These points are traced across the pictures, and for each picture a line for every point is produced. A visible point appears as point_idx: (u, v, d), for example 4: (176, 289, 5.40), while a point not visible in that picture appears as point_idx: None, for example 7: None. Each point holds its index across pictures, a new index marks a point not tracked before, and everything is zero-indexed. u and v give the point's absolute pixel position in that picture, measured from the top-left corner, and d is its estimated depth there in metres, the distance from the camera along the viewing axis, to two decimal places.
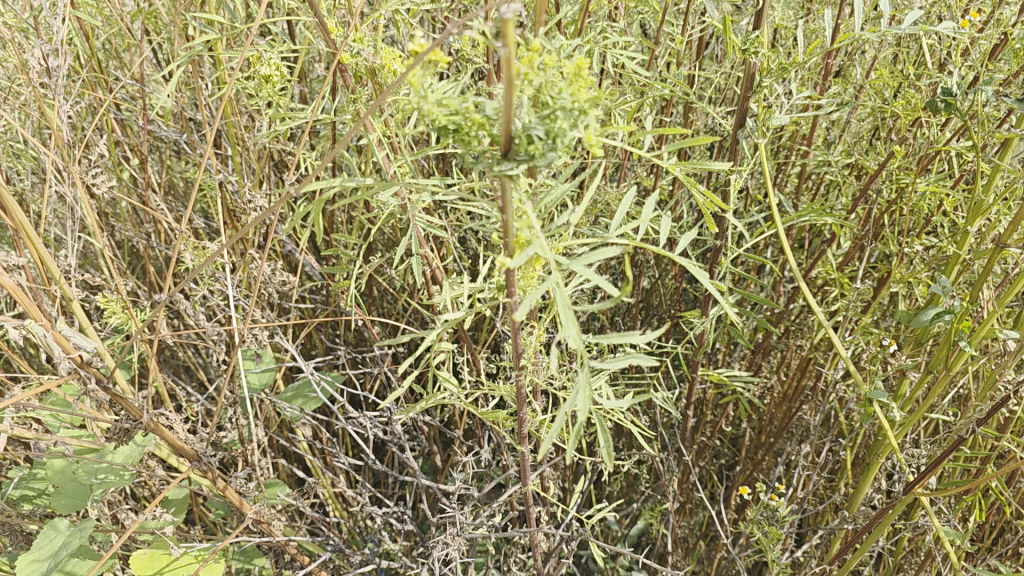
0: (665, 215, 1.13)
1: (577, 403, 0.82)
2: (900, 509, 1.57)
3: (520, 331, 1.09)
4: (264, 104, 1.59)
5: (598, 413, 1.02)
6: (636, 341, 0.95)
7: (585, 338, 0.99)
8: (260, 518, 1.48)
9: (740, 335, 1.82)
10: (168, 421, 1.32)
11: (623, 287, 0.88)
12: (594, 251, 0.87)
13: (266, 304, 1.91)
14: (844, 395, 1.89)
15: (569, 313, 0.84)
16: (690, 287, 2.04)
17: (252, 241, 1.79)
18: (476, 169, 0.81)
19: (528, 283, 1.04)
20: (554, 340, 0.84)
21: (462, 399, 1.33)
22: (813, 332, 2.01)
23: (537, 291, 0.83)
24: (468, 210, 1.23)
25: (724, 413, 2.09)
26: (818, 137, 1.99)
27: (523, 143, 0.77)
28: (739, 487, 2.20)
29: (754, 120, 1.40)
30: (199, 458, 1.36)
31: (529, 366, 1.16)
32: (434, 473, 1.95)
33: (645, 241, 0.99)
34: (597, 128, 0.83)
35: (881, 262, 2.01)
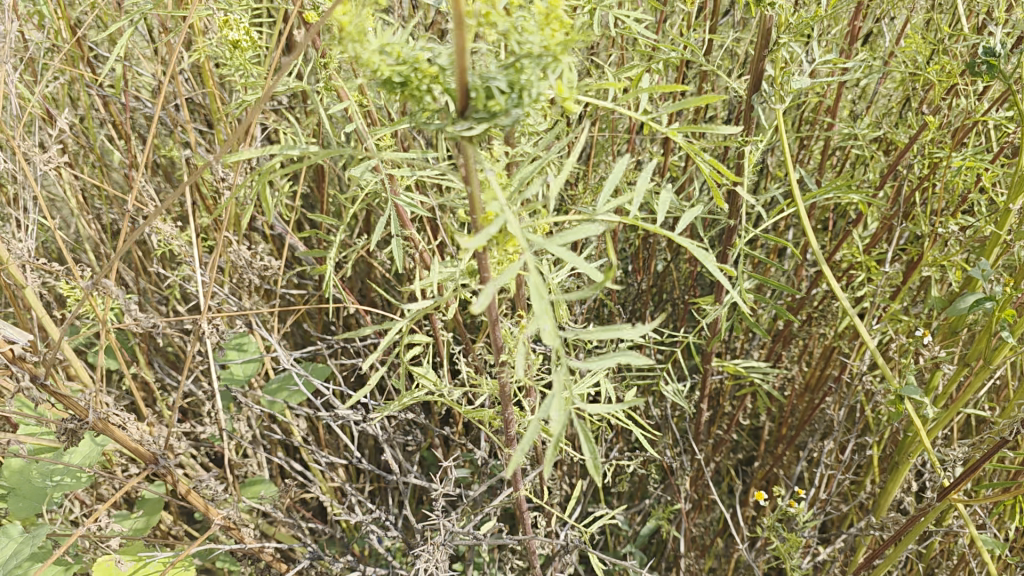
0: (667, 191, 0.99)
1: (550, 413, 0.69)
2: (933, 516, 1.43)
3: (501, 323, 0.96)
4: (237, 74, 1.47)
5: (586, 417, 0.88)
6: (628, 334, 0.80)
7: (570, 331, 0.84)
8: (230, 524, 1.37)
9: (758, 324, 1.68)
10: (121, 419, 1.22)
11: (609, 273, 0.75)
12: (573, 229, 0.74)
13: (250, 290, 1.79)
14: (871, 388, 1.75)
15: (541, 303, 0.71)
16: (705, 272, 1.90)
17: (232, 223, 1.67)
18: (430, 131, 0.69)
19: (507, 266, 0.91)
20: (524, 335, 0.70)
21: (442, 396, 1.21)
22: (837, 319, 1.87)
23: (502, 277, 0.70)
24: (449, 186, 1.10)
25: (741, 406, 1.96)
26: (844, 107, 1.85)
27: (482, 99, 0.64)
28: (758, 484, 2.07)
29: (771, 85, 1.25)
30: (156, 460, 1.26)
31: (515, 361, 1.03)
32: (430, 470, 1.83)
33: (639, 218, 0.85)
34: (575, 82, 0.70)
35: (911, 243, 1.86)
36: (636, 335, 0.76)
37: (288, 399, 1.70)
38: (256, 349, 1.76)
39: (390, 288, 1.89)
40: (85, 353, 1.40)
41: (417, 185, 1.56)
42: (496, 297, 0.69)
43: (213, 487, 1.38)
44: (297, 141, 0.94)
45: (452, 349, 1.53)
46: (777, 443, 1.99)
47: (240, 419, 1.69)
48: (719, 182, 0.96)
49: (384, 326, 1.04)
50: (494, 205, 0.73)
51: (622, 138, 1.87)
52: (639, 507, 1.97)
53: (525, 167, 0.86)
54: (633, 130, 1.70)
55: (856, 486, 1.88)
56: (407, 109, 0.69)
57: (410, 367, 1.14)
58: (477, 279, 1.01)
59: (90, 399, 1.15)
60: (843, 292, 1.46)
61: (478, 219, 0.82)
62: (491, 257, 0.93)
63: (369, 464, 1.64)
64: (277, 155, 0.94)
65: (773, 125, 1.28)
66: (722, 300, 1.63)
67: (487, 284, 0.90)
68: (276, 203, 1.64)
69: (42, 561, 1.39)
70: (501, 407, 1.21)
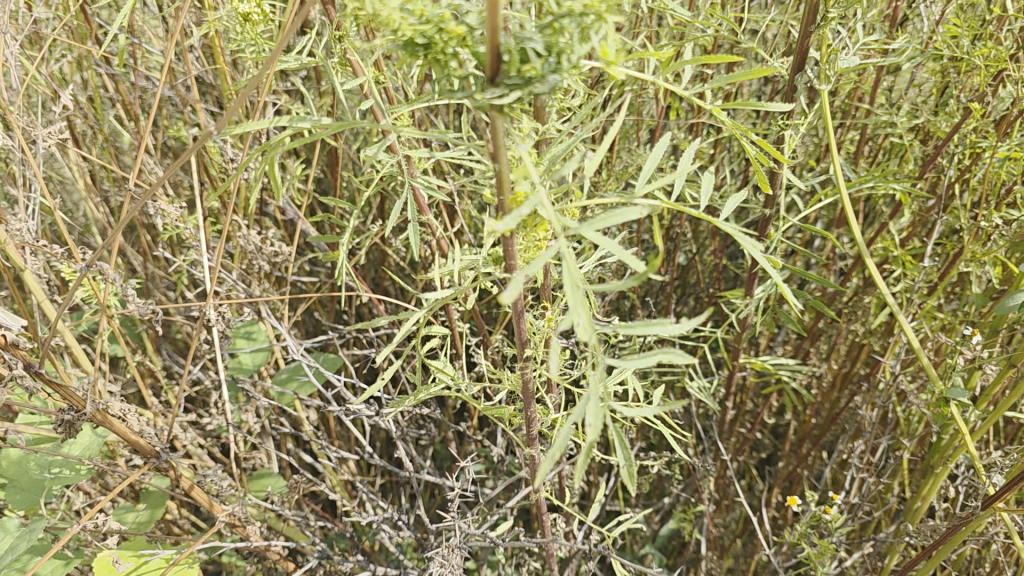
0: (707, 174, 0.93)
1: (585, 417, 0.62)
2: (975, 526, 1.36)
3: (526, 315, 0.90)
4: (249, 50, 1.40)
5: (618, 419, 0.81)
6: (668, 329, 0.73)
7: (604, 325, 0.77)
8: (235, 521, 1.31)
9: (788, 319, 1.61)
10: (121, 410, 1.16)
11: (651, 262, 0.68)
12: (612, 214, 0.67)
13: (261, 277, 1.73)
14: (905, 387, 1.67)
15: (576, 295, 0.64)
16: (732, 264, 1.83)
17: (242, 207, 1.61)
18: (458, 98, 0.64)
19: (533, 254, 0.85)
20: (558, 330, 0.63)
21: (459, 391, 1.14)
22: (870, 315, 1.79)
23: (533, 265, 0.63)
24: (471, 168, 1.04)
25: (767, 404, 1.89)
26: (882, 93, 1.77)
27: (515, 63, 0.60)
28: (782, 486, 2.00)
29: (814, 65, 1.18)
30: (158, 455, 1.19)
31: (538, 356, 0.96)
32: (444, 466, 1.77)
33: (680, 202, 0.79)
34: (618, 45, 0.64)
35: (948, 237, 1.78)
36: (680, 331, 0.69)
37: (298, 390, 1.64)
38: (266, 338, 1.70)
39: (404, 276, 1.82)
40: (86, 340, 1.35)
41: (435, 169, 1.49)
42: (526, 287, 0.61)
43: (218, 483, 1.33)
44: (310, 114, 0.87)
45: (469, 340, 1.46)
46: (803, 443, 1.91)
47: (248, 410, 1.63)
48: (765, 164, 0.89)
49: (399, 317, 0.97)
50: (524, 185, 0.66)
51: (647, 124, 1.79)
52: (659, 507, 1.90)
53: (557, 146, 0.79)
54: (660, 114, 1.62)
55: (886, 489, 1.80)
56: (431, 74, 0.65)
57: (426, 360, 1.08)
58: (501, 267, 0.94)
59: (87, 389, 1.09)
60: (883, 287, 1.39)
61: (507, 201, 0.75)
62: (517, 244, 0.87)
63: (381, 459, 1.58)
64: (287, 130, 0.87)
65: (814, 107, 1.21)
66: (752, 293, 1.55)
67: (513, 273, 0.83)
68: (287, 185, 1.58)
69: (40, 555, 1.33)
70: (522, 404, 1.14)
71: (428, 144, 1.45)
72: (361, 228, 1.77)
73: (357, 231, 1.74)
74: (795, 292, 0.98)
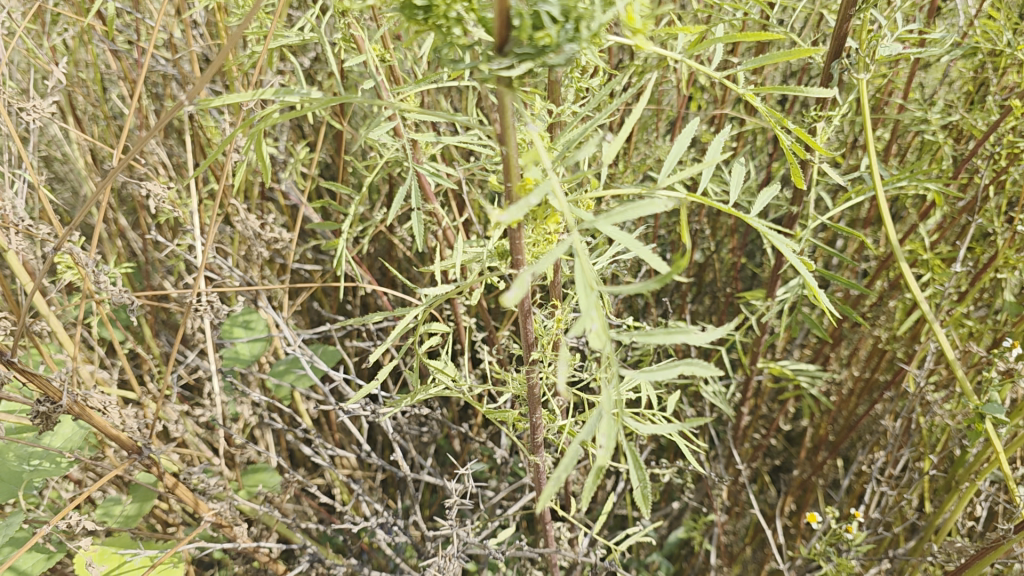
0: (737, 165, 0.86)
1: (596, 436, 0.55)
2: (1007, 549, 1.28)
3: (533, 313, 0.83)
4: (252, 27, 1.34)
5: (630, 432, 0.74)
6: (690, 336, 0.65)
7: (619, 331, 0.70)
8: (221, 521, 1.26)
9: (811, 323, 1.53)
10: (100, 403, 1.10)
11: (674, 262, 0.60)
12: (632, 207, 0.60)
13: (261, 264, 1.66)
14: (931, 398, 1.59)
15: (589, 297, 0.57)
16: (752, 264, 1.75)
17: (241, 190, 1.55)
18: (461, 73, 0.59)
19: (543, 246, 0.79)
20: (567, 335, 0.56)
21: (458, 392, 1.07)
22: (895, 321, 1.71)
23: (541, 261, 0.56)
24: (479, 154, 0.97)
25: (784, 411, 1.81)
26: (917, 87, 1.68)
27: (526, 30, 0.54)
28: (796, 495, 1.92)
29: (851, 55, 1.10)
30: (139, 451, 1.13)
31: (543, 359, 0.89)
32: (445, 465, 1.70)
33: (705, 195, 0.72)
34: (645, 14, 0.58)
35: (981, 240, 1.69)
36: (705, 339, 0.62)
37: (295, 383, 1.57)
38: (264, 328, 1.63)
39: (409, 267, 1.75)
40: (71, 326, 1.28)
41: (445, 155, 1.42)
42: (531, 287, 0.54)
43: (205, 481, 1.26)
44: (303, 86, 0.80)
45: (475, 337, 1.39)
46: (821, 452, 1.84)
47: (243, 402, 1.56)
48: (802, 156, 0.81)
49: (396, 314, 0.90)
50: (534, 172, 0.60)
51: (668, 115, 1.71)
52: (668, 513, 1.83)
53: (573, 131, 0.72)
54: (681, 105, 1.54)
55: (907, 503, 1.72)
56: (433, 40, 0.59)
57: (425, 359, 1.01)
58: (507, 263, 0.87)
59: (64, 380, 1.02)
60: (916, 294, 1.31)
61: (515, 189, 0.68)
62: (526, 238, 0.80)
63: (379, 458, 1.51)
64: (277, 104, 0.78)
65: (850, 98, 1.13)
66: (774, 295, 1.47)
67: (520, 269, 0.77)
68: (290, 169, 1.51)
69: (18, 549, 1.28)
70: (526, 409, 1.07)
71: (437, 128, 1.38)
72: (366, 215, 1.69)
73: (362, 218, 1.67)
74: (826, 295, 0.91)
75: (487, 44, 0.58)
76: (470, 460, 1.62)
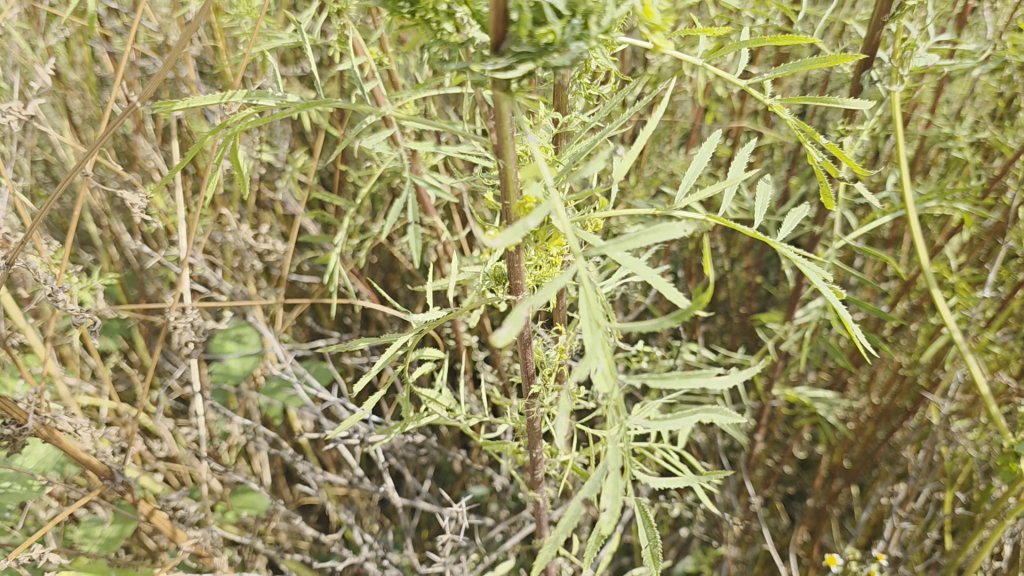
0: (762, 182, 0.78)
1: (601, 499, 0.49)
2: None
3: (533, 342, 0.76)
4: (248, 28, 1.28)
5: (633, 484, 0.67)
6: (705, 382, 0.58)
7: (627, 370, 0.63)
8: (201, 551, 1.21)
9: (832, 348, 1.45)
10: (71, 426, 1.03)
11: (693, 296, 0.54)
12: (646, 231, 0.52)
13: (255, 276, 1.59)
14: (955, 429, 1.51)
15: (595, 334, 0.50)
16: (767, 284, 1.67)
17: (236, 199, 1.48)
18: (449, 78, 0.53)
19: (546, 268, 0.73)
20: (569, 379, 0.50)
21: (452, 422, 1.00)
22: (918, 346, 1.63)
23: (542, 290, 0.49)
24: (479, 165, 0.90)
25: (800, 438, 1.72)
26: (944, 101, 1.60)
27: (525, 25, 0.49)
28: (810, 525, 1.83)
29: (881, 67, 1.03)
30: (112, 477, 1.06)
31: (544, 391, 0.82)
32: (443, 489, 1.63)
33: (726, 218, 0.65)
34: (663, 11, 0.51)
35: (1010, 262, 1.61)
36: (724, 386, 0.58)
37: (288, 402, 1.51)
38: (257, 343, 1.56)
39: (410, 281, 1.68)
40: (47, 340, 1.21)
41: (448, 164, 1.35)
42: (530, 321, 0.47)
43: (184, 507, 1.20)
44: (280, 89, 0.73)
45: (476, 357, 1.33)
46: (836, 481, 1.75)
47: (233, 421, 1.49)
48: (835, 176, 0.74)
49: (383, 341, 0.83)
50: (535, 189, 0.53)
51: (683, 128, 1.64)
52: (676, 542, 1.75)
53: (581, 145, 0.66)
54: (697, 117, 1.47)
55: (928, 538, 1.64)
56: (422, 38, 0.55)
57: (416, 388, 0.94)
58: (504, 288, 0.79)
59: (29, 401, 0.95)
60: (949, 321, 1.22)
61: (513, 207, 0.63)
62: (527, 260, 0.73)
63: (371, 485, 1.44)
64: (254, 110, 0.69)
65: (880, 112, 1.06)
66: (792, 318, 1.39)
67: (520, 295, 0.70)
68: (287, 178, 1.44)
69: None
70: (526, 440, 1.00)
71: (439, 137, 1.32)
72: (366, 227, 1.62)
73: (362, 230, 1.60)
74: (857, 327, 0.83)
75: (482, 42, 0.53)
76: (469, 485, 1.55)
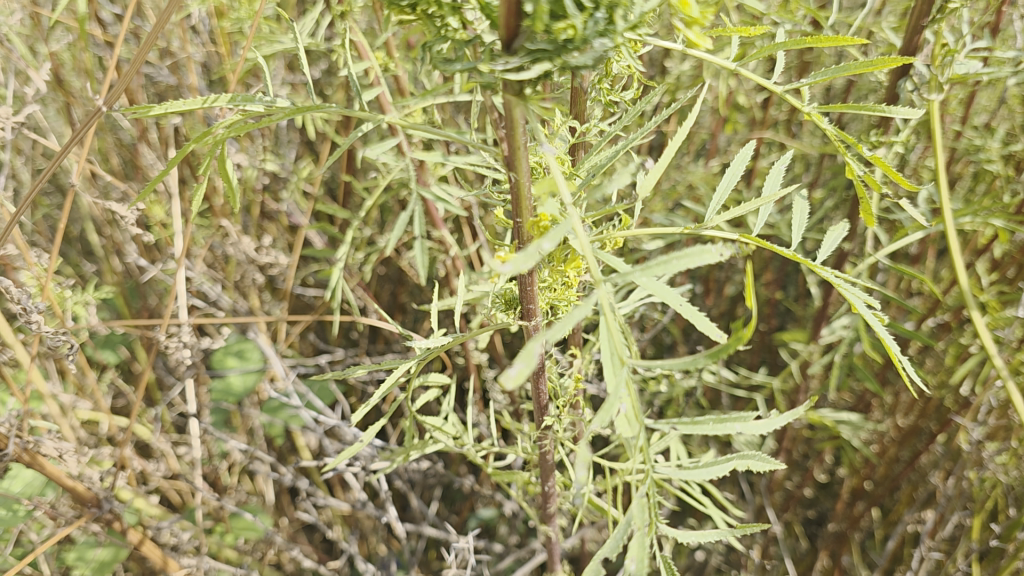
0: (799, 198, 0.72)
1: (627, 563, 0.43)
2: None
3: (545, 371, 0.71)
4: (250, 34, 1.23)
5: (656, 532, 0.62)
6: (736, 426, 0.56)
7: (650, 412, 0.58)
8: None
9: (857, 368, 1.39)
10: (55, 451, 0.98)
11: (727, 327, 0.48)
12: (677, 255, 0.46)
13: (259, 290, 1.54)
14: (986, 454, 1.45)
15: (618, 373, 0.45)
16: (788, 300, 1.61)
17: (238, 210, 1.43)
18: (452, 78, 0.48)
19: (559, 289, 0.67)
20: (590, 424, 0.45)
21: (458, 450, 0.95)
22: (946, 366, 1.56)
23: (560, 322, 0.44)
24: (489, 179, 0.84)
25: (821, 460, 1.66)
26: (976, 111, 1.54)
27: (541, 18, 0.44)
28: (832, 550, 1.76)
29: (919, 73, 0.97)
30: (98, 504, 1.02)
31: (556, 423, 0.77)
32: (451, 512, 1.57)
33: (760, 239, 0.59)
34: (698, 6, 0.46)
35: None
36: (762, 432, 0.59)
37: (289, 421, 1.46)
38: (259, 359, 1.53)
39: (419, 294, 1.62)
40: (36, 353, 1.15)
41: (459, 175, 1.30)
42: (546, 358, 0.42)
43: (176, 535, 1.15)
44: (268, 92, 0.66)
45: (485, 377, 1.27)
46: (859, 505, 1.68)
47: (232, 441, 1.44)
48: (878, 191, 0.68)
49: (383, 369, 0.77)
50: (551, 205, 0.48)
51: (702, 138, 1.58)
52: (691, 566, 1.69)
53: (604, 158, 0.61)
54: (717, 127, 1.41)
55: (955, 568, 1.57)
56: (424, 37, 0.51)
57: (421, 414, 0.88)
58: (516, 311, 0.73)
59: (11, 423, 0.90)
60: (993, 347, 1.11)
61: (526, 225, 0.58)
62: (540, 282, 0.67)
63: (375, 510, 1.38)
64: (238, 114, 0.62)
65: (916, 122, 1.00)
66: (817, 337, 1.33)
67: (533, 321, 0.65)
68: (291, 188, 1.39)
69: None
70: (537, 468, 0.94)
71: (449, 146, 1.26)
72: (373, 239, 1.57)
73: (369, 242, 1.55)
74: (906, 360, 0.75)
75: (492, 39, 0.49)
76: (478, 506, 1.49)
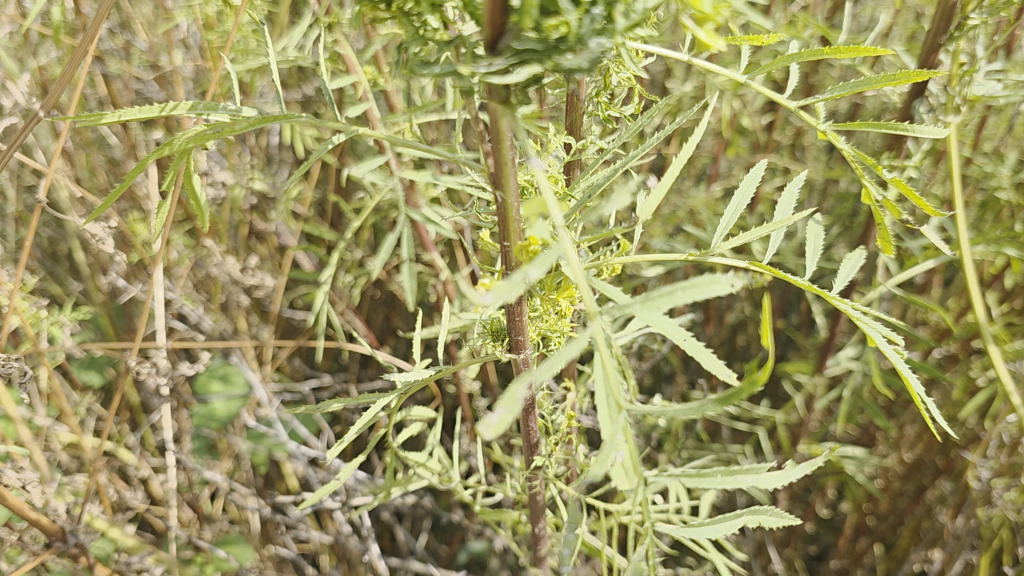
0: (812, 223, 0.68)
1: None
2: None
3: (535, 407, 0.67)
4: (239, 47, 1.19)
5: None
6: (742, 480, 0.52)
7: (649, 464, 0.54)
8: None
9: (863, 402, 1.33)
10: (18, 482, 0.93)
11: (738, 366, 0.44)
12: (682, 287, 0.42)
13: (244, 313, 1.49)
14: (997, 492, 1.39)
15: (614, 420, 0.41)
16: (788, 329, 1.57)
17: (224, 229, 1.39)
18: (431, 81, 0.44)
19: (549, 319, 0.63)
20: (584, 475, 0.40)
21: (443, 485, 0.91)
22: (953, 399, 1.50)
23: (551, 356, 0.39)
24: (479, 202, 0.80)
25: (824, 494, 1.60)
26: (985, 137, 1.50)
27: (529, 13, 0.40)
28: None
29: (933, 94, 0.93)
30: (63, 539, 0.98)
31: (546, 461, 0.72)
32: (439, 546, 1.51)
33: (767, 268, 0.55)
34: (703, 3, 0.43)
35: None
36: (775, 485, 0.54)
37: (272, 450, 1.41)
38: (243, 384, 1.48)
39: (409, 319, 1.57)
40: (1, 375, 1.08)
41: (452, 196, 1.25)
42: (533, 396, 0.37)
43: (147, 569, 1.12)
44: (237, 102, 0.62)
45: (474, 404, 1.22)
46: (863, 543, 1.63)
47: (212, 469, 1.38)
48: (897, 215, 0.63)
49: (363, 403, 0.72)
50: (540, 225, 0.43)
51: (703, 162, 1.54)
52: None
53: (599, 177, 0.57)
54: (720, 151, 1.37)
55: None
56: (402, 38, 0.48)
57: (404, 451, 0.84)
58: (503, 344, 0.68)
59: None
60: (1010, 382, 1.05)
61: (514, 249, 0.54)
62: (531, 311, 0.63)
63: (360, 547, 1.33)
64: (201, 123, 0.58)
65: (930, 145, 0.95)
66: (823, 369, 1.28)
67: (522, 353, 0.60)
68: (278, 208, 1.35)
69: None
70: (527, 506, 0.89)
71: (441, 167, 1.22)
72: (364, 261, 1.52)
73: (358, 264, 1.50)
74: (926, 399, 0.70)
75: (475, 38, 0.45)
76: (467, 538, 1.44)
